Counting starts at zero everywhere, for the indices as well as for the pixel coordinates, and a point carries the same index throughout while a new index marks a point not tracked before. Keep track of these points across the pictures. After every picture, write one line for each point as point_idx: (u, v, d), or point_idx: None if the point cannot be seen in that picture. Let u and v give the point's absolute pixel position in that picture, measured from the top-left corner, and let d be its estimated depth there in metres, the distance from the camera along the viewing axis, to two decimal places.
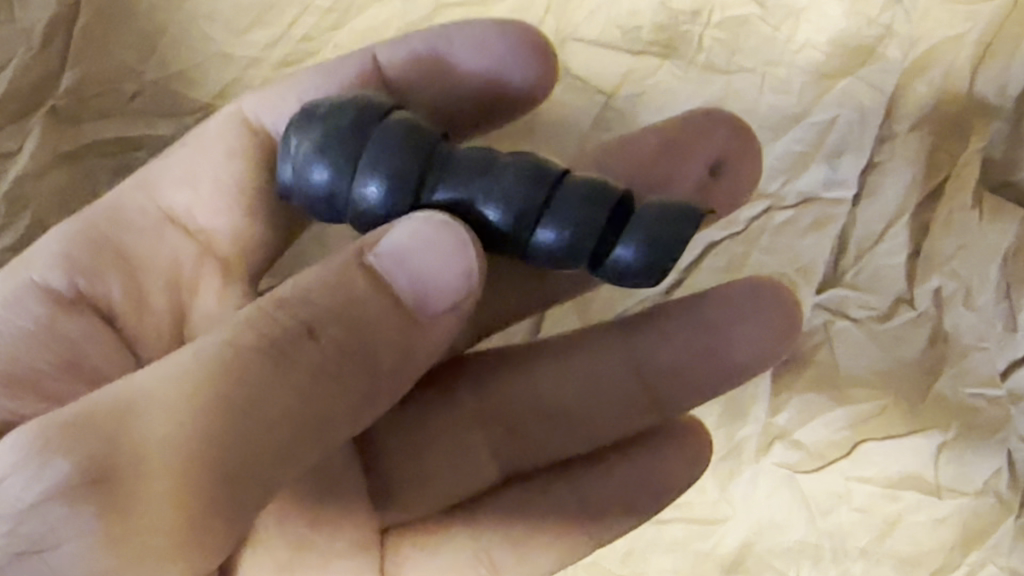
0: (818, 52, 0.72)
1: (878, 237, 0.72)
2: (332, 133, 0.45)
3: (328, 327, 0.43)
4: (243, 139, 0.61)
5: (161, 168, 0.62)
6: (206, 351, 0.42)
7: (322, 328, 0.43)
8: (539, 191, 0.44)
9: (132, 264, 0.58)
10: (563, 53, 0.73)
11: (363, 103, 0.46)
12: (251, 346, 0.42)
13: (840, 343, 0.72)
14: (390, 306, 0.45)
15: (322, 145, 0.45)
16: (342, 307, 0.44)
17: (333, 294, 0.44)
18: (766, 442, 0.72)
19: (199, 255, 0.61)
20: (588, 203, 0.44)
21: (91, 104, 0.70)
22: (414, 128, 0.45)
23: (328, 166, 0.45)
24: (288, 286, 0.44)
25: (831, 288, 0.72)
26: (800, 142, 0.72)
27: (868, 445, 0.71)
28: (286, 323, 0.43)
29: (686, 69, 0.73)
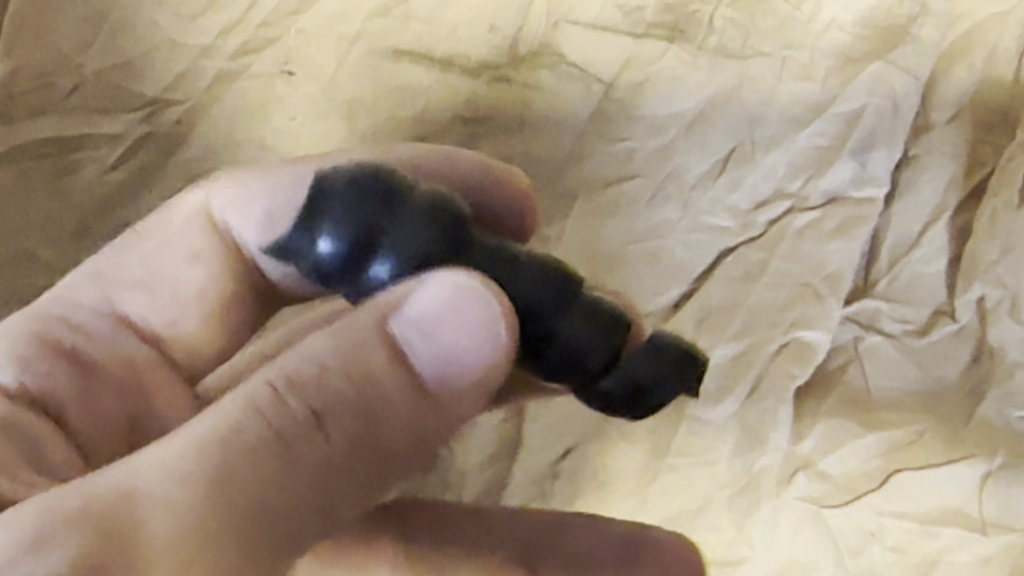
0: (845, 34, 0.64)
1: (914, 241, 0.64)
2: (350, 199, 0.36)
3: (334, 416, 0.37)
4: (211, 241, 0.54)
5: (116, 271, 0.54)
6: (211, 434, 0.35)
7: (334, 418, 0.37)
8: (551, 292, 0.38)
9: (83, 362, 0.51)
10: (555, 38, 0.64)
11: (375, 167, 0.38)
12: (265, 439, 0.36)
13: (872, 362, 0.64)
14: (410, 388, 0.39)
15: (342, 213, 0.36)
16: (355, 398, 0.38)
17: (346, 363, 0.38)
18: (788, 472, 0.64)
19: (142, 372, 0.53)
20: (589, 326, 0.38)
21: (26, 101, 0.64)
22: (439, 202, 0.38)
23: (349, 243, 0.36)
24: (287, 367, 0.38)
25: (864, 299, 0.64)
26: (825, 136, 0.64)
27: (904, 475, 0.63)
28: (294, 410, 0.37)
29: (695, 55, 0.64)
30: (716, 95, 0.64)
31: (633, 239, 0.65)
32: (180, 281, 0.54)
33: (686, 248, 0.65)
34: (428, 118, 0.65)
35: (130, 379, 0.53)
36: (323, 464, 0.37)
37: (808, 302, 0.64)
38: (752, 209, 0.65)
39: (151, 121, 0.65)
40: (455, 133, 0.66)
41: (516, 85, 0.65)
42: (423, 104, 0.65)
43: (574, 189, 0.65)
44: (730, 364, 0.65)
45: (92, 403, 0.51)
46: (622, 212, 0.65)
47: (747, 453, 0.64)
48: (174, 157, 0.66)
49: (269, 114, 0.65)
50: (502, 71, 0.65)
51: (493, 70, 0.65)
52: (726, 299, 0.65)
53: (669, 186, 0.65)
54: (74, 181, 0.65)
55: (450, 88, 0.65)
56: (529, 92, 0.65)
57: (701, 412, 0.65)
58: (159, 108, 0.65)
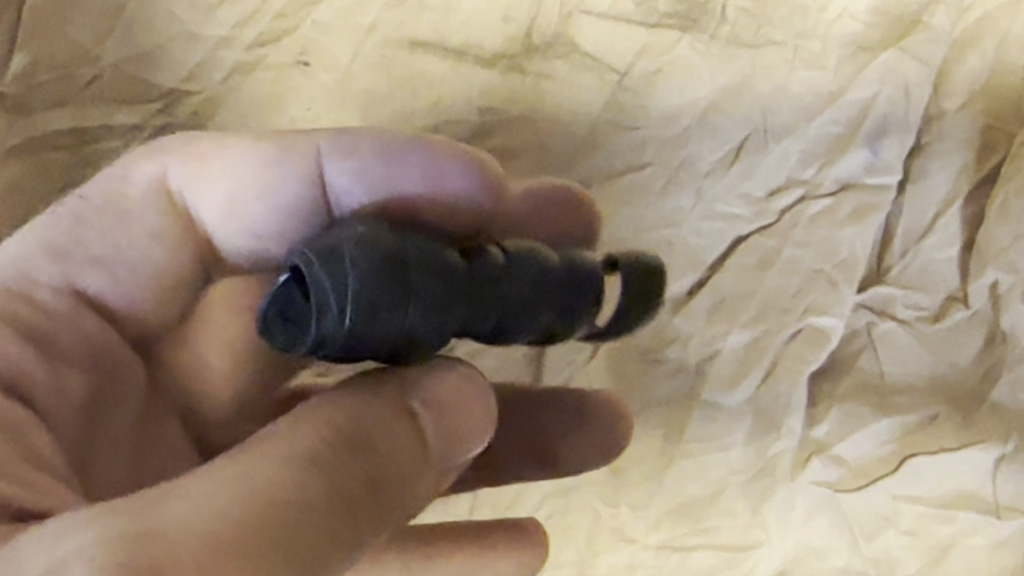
0: (858, 22, 0.64)
1: (926, 229, 0.64)
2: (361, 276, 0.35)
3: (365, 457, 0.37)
4: (169, 221, 0.52)
5: (67, 239, 0.51)
6: (284, 460, 0.35)
7: (381, 484, 0.37)
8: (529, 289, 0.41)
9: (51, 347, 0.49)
10: (569, 27, 0.65)
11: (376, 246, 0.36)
12: (311, 467, 0.36)
13: (884, 348, 0.65)
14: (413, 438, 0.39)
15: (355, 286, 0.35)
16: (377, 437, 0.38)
17: (367, 408, 0.38)
18: (803, 457, 0.65)
19: (105, 341, 0.51)
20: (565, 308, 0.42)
21: (44, 91, 0.64)
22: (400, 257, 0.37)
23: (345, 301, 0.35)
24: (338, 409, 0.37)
25: (876, 286, 0.65)
26: (838, 123, 0.64)
27: (918, 459, 0.64)
28: (335, 446, 0.36)
29: (708, 44, 0.64)
30: (728, 84, 0.64)
31: (646, 227, 0.66)
32: (129, 255, 0.52)
33: (700, 236, 0.65)
34: (442, 107, 0.66)
35: (102, 356, 0.51)
36: (336, 502, 0.36)
37: (821, 288, 0.65)
38: (766, 197, 0.65)
39: (167, 111, 0.66)
40: (469, 122, 0.66)
41: (529, 74, 0.65)
42: (438, 93, 0.66)
43: (587, 178, 0.66)
44: (744, 352, 0.65)
45: (59, 383, 0.48)
46: (636, 201, 0.66)
47: (762, 438, 0.65)
48: None
49: (285, 104, 0.66)
50: (516, 61, 0.65)
51: (508, 60, 0.65)
52: (740, 286, 0.65)
53: (683, 174, 0.65)
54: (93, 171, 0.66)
55: (464, 78, 0.65)
56: (543, 81, 0.65)
57: (716, 399, 0.65)
58: (175, 98, 0.65)
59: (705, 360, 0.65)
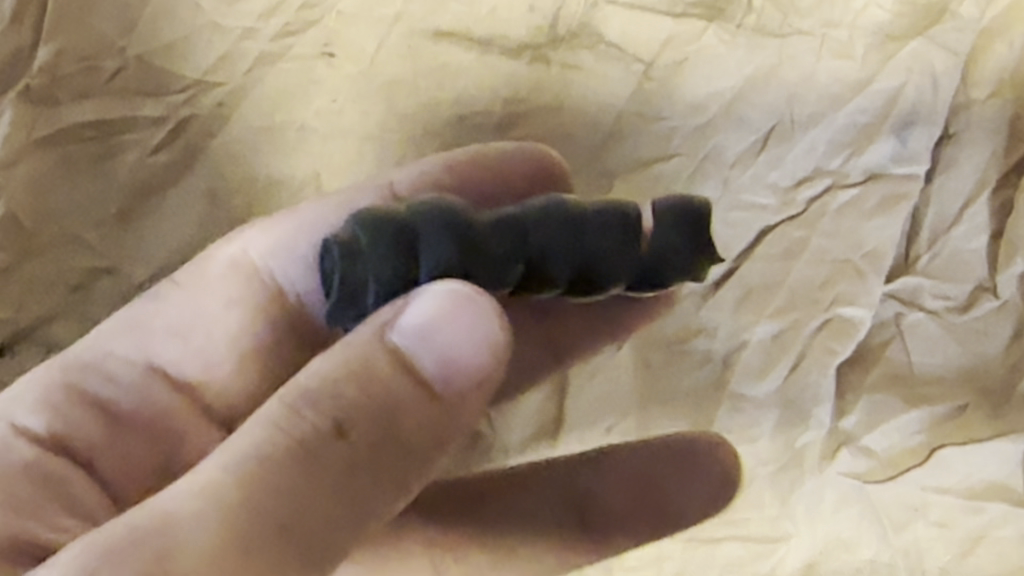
0: (885, 11, 0.63)
1: (956, 217, 0.64)
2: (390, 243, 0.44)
3: (351, 425, 0.41)
4: (246, 292, 0.59)
5: (149, 326, 0.58)
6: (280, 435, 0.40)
7: (356, 427, 0.41)
8: (562, 229, 0.47)
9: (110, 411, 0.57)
10: (594, 18, 0.64)
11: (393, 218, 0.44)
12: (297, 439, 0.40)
13: (913, 339, 0.64)
14: (413, 393, 0.42)
15: (382, 248, 0.43)
16: (371, 408, 0.41)
17: (354, 379, 0.41)
18: (832, 447, 0.65)
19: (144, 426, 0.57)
20: (565, 222, 0.47)
21: (68, 84, 0.64)
22: (445, 215, 0.45)
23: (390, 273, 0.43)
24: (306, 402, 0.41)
25: (906, 276, 0.64)
26: (864, 113, 0.64)
27: (946, 451, 0.63)
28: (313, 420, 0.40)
29: (734, 33, 0.64)
30: (755, 73, 0.64)
31: None
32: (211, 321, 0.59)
33: (726, 226, 0.65)
34: (467, 99, 0.66)
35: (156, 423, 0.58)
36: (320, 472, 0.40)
37: (849, 278, 0.64)
38: (792, 185, 0.65)
39: (190, 102, 0.65)
40: (496, 113, 0.66)
41: (554, 65, 0.65)
42: (462, 84, 0.66)
43: (613, 170, 0.66)
44: (771, 342, 0.65)
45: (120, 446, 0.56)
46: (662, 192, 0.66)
47: (790, 430, 0.65)
48: (218, 139, 0.66)
49: (310, 95, 0.66)
50: (542, 51, 0.65)
51: (532, 50, 0.65)
52: (768, 276, 0.65)
53: (709, 164, 0.65)
54: (117, 164, 0.65)
55: (489, 69, 0.65)
56: (568, 72, 0.65)
57: (743, 390, 0.65)
58: (198, 89, 0.65)
59: (733, 351, 0.65)
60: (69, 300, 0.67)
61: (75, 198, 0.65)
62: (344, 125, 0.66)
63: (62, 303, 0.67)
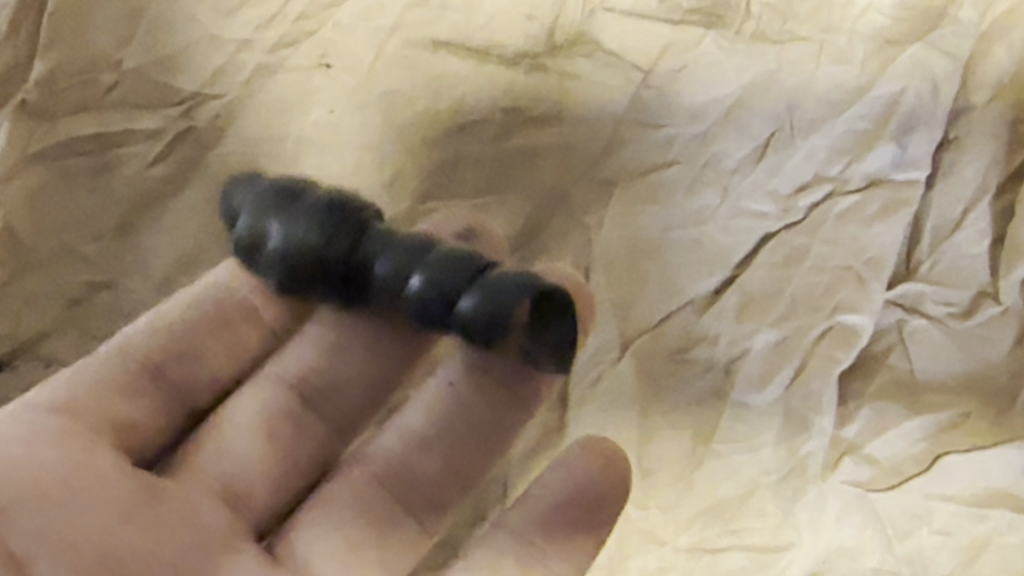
0: (884, 16, 0.64)
1: (958, 223, 0.64)
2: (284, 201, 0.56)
3: (132, 389, 0.56)
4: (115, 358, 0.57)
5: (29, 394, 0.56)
6: (92, 386, 0.56)
7: (134, 402, 0.56)
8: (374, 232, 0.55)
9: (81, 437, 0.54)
10: (592, 25, 0.65)
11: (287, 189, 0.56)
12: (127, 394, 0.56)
13: (916, 347, 0.64)
14: (144, 404, 0.57)
15: (275, 209, 0.56)
16: (140, 408, 0.57)
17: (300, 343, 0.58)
18: (834, 457, 0.64)
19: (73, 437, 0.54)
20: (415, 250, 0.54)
21: (64, 98, 0.64)
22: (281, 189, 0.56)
23: (272, 213, 0.55)
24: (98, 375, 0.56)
25: (909, 282, 0.64)
26: (864, 119, 0.64)
27: (950, 458, 0.63)
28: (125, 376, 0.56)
29: (733, 41, 0.64)
30: (754, 80, 0.64)
31: (673, 227, 0.65)
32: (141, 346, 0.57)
33: (727, 234, 0.65)
34: (464, 108, 0.65)
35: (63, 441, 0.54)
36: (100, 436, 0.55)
37: (850, 286, 0.64)
38: (792, 193, 0.64)
39: (189, 115, 0.65)
40: (492, 122, 0.65)
41: (551, 72, 0.65)
42: (459, 93, 0.65)
43: (613, 177, 0.65)
44: (773, 352, 0.64)
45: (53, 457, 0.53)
46: (663, 200, 0.65)
47: (793, 439, 0.64)
48: (216, 152, 0.65)
49: (307, 106, 0.65)
50: (540, 60, 0.65)
51: (530, 59, 0.65)
52: (770, 284, 0.65)
53: (709, 172, 0.65)
54: (111, 178, 0.65)
55: (488, 77, 0.65)
56: (566, 80, 0.65)
57: (745, 400, 0.65)
58: (197, 101, 0.65)
59: (735, 359, 0.65)
60: (66, 315, 0.65)
61: (72, 215, 0.64)
62: (340, 134, 0.65)
63: (60, 317, 0.65)
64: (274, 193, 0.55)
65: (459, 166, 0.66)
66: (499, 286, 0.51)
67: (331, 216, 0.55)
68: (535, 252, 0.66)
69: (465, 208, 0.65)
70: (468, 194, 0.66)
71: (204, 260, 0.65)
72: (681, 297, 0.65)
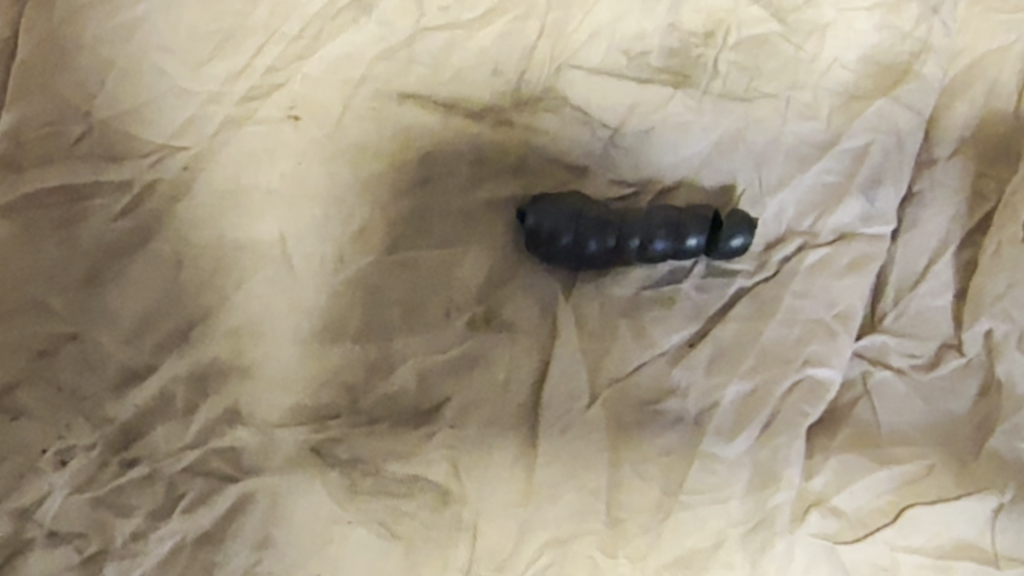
0: (848, 71, 0.68)
1: (921, 277, 0.66)
2: (497, 175, 0.67)
3: None
4: None
5: None
6: None
7: None
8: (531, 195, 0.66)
9: None
10: (560, 82, 0.67)
11: (468, 158, 0.67)
12: None
13: (883, 400, 0.64)
14: None
15: (455, 168, 0.67)
16: None
17: None
18: (801, 510, 0.62)
19: None
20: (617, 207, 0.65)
21: (30, 147, 0.63)
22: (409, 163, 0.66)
23: (433, 176, 0.66)
24: None
25: (873, 334, 0.66)
26: (831, 172, 0.68)
27: (916, 509, 0.61)
28: None
29: (701, 99, 0.67)
30: (721, 138, 0.68)
31: (648, 285, 0.67)
32: None
33: (701, 291, 0.67)
34: (434, 159, 0.66)
35: None
36: None
37: (821, 337, 0.65)
38: (764, 249, 0.67)
39: (158, 166, 0.64)
40: (459, 175, 0.67)
41: (519, 128, 0.67)
42: (427, 145, 0.66)
43: None
44: (740, 404, 0.64)
45: None
46: None
47: (760, 491, 0.62)
48: (184, 204, 0.64)
49: (275, 158, 0.65)
50: (506, 114, 0.67)
51: (496, 114, 0.67)
52: (740, 337, 0.65)
53: None
54: (78, 227, 0.63)
55: (456, 131, 0.67)
56: (533, 136, 0.67)
57: (711, 452, 0.63)
58: (166, 152, 0.64)
59: (705, 411, 0.64)
60: (32, 368, 0.61)
61: (37, 263, 0.62)
62: (308, 187, 0.65)
63: (25, 370, 0.61)
64: (481, 172, 0.67)
65: (427, 218, 0.66)
66: (659, 217, 0.63)
67: (484, 169, 0.67)
68: (503, 303, 0.66)
69: (430, 260, 0.66)
70: (435, 247, 0.66)
71: (172, 313, 0.63)
72: (654, 349, 0.65)
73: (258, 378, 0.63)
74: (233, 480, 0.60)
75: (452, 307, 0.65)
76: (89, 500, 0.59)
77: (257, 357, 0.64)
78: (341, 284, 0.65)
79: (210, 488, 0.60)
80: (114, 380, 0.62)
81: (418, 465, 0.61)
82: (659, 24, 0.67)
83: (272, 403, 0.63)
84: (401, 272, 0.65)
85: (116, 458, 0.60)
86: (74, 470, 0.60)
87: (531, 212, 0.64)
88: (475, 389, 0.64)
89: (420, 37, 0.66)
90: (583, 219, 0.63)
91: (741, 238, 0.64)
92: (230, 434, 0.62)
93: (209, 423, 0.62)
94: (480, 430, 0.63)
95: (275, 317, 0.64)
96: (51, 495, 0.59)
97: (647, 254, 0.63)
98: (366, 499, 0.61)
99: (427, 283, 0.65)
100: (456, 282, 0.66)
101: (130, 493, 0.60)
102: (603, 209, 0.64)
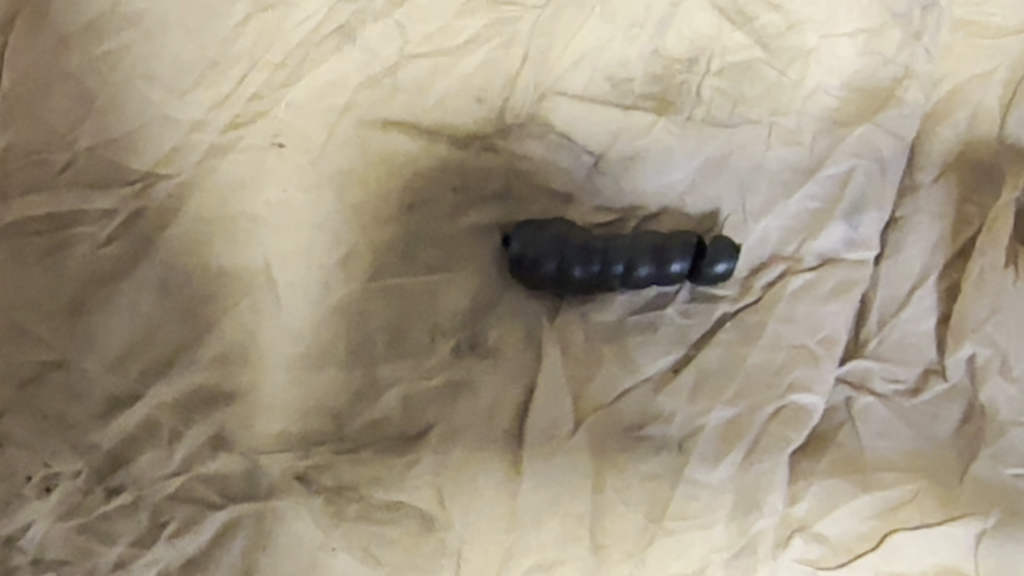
0: (831, 97, 0.69)
1: (905, 301, 0.67)
2: (482, 202, 0.68)
3: None
4: None
5: None
6: None
7: None
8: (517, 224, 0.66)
9: None
10: (544, 108, 0.68)
11: (453, 184, 0.67)
12: None
13: (868, 424, 0.64)
14: None
15: (440, 194, 0.67)
16: None
17: None
18: (784, 536, 0.62)
19: None
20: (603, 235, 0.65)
21: (15, 175, 0.64)
22: (396, 188, 0.67)
23: (419, 201, 0.67)
24: None
25: (857, 359, 0.66)
26: (815, 199, 0.68)
27: (899, 535, 0.61)
28: None
29: (684, 125, 0.68)
30: (705, 164, 0.68)
31: (632, 311, 0.67)
32: None
33: (685, 316, 0.67)
34: (419, 185, 0.67)
35: None
36: None
37: (805, 363, 0.65)
38: (748, 275, 0.68)
39: (142, 194, 0.64)
40: (442, 202, 0.67)
41: (503, 154, 0.68)
42: (411, 171, 0.67)
43: None
44: (724, 429, 0.63)
45: None
46: None
47: (743, 516, 0.62)
48: (169, 231, 0.64)
49: (260, 186, 0.66)
50: (489, 141, 0.68)
51: (480, 141, 0.68)
52: (723, 363, 0.65)
53: None
54: (63, 255, 0.63)
55: (440, 157, 0.67)
56: (518, 163, 0.68)
57: (695, 478, 0.62)
58: (151, 180, 0.65)
59: (688, 437, 0.63)
60: (19, 396, 0.61)
61: (25, 291, 0.63)
62: (292, 213, 0.65)
63: (13, 398, 0.61)
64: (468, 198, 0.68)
65: (411, 245, 0.66)
66: (642, 241, 0.63)
67: (470, 195, 0.68)
68: (488, 329, 0.66)
69: (414, 286, 0.66)
70: (420, 272, 0.66)
71: (157, 340, 0.63)
72: (637, 375, 0.65)
73: (244, 404, 0.63)
74: (217, 506, 0.61)
75: (436, 332, 0.65)
76: (75, 527, 0.59)
77: (242, 383, 0.64)
78: (325, 312, 0.65)
79: (192, 514, 0.60)
80: (99, 407, 0.62)
81: (403, 492, 0.61)
82: (643, 51, 0.68)
83: (258, 429, 0.63)
84: (384, 298, 0.65)
85: (100, 485, 0.60)
86: (59, 498, 0.60)
87: (517, 240, 0.64)
88: (460, 415, 0.64)
89: (406, 64, 0.67)
90: (568, 246, 0.63)
91: (724, 264, 0.64)
92: (214, 462, 0.62)
93: (193, 450, 0.62)
94: (464, 456, 0.62)
95: (260, 344, 0.64)
96: (35, 524, 0.59)
97: (632, 279, 0.63)
98: (351, 526, 0.60)
99: (411, 309, 0.66)
100: (440, 308, 0.66)
101: (115, 521, 0.60)
102: (588, 236, 0.64)
